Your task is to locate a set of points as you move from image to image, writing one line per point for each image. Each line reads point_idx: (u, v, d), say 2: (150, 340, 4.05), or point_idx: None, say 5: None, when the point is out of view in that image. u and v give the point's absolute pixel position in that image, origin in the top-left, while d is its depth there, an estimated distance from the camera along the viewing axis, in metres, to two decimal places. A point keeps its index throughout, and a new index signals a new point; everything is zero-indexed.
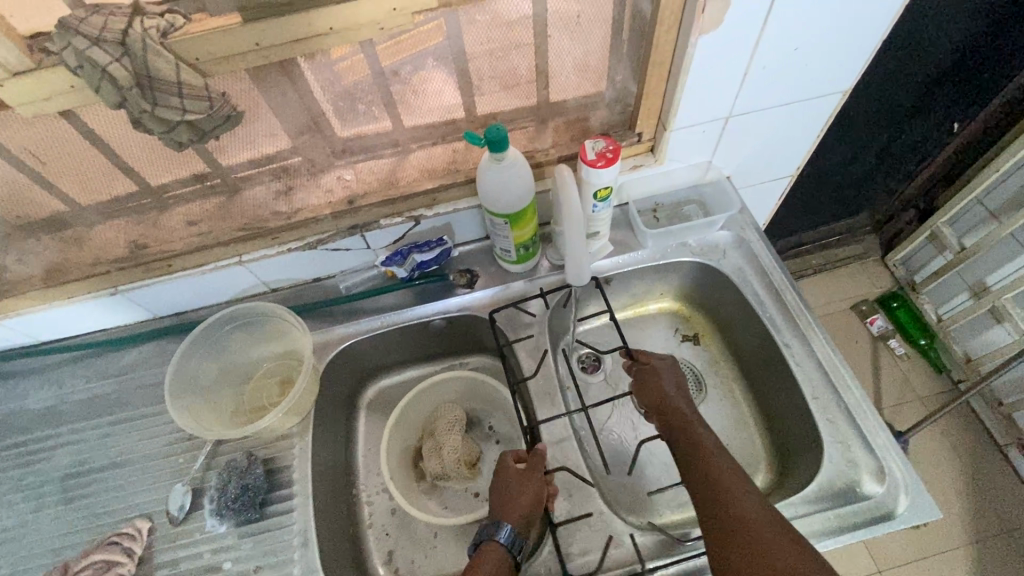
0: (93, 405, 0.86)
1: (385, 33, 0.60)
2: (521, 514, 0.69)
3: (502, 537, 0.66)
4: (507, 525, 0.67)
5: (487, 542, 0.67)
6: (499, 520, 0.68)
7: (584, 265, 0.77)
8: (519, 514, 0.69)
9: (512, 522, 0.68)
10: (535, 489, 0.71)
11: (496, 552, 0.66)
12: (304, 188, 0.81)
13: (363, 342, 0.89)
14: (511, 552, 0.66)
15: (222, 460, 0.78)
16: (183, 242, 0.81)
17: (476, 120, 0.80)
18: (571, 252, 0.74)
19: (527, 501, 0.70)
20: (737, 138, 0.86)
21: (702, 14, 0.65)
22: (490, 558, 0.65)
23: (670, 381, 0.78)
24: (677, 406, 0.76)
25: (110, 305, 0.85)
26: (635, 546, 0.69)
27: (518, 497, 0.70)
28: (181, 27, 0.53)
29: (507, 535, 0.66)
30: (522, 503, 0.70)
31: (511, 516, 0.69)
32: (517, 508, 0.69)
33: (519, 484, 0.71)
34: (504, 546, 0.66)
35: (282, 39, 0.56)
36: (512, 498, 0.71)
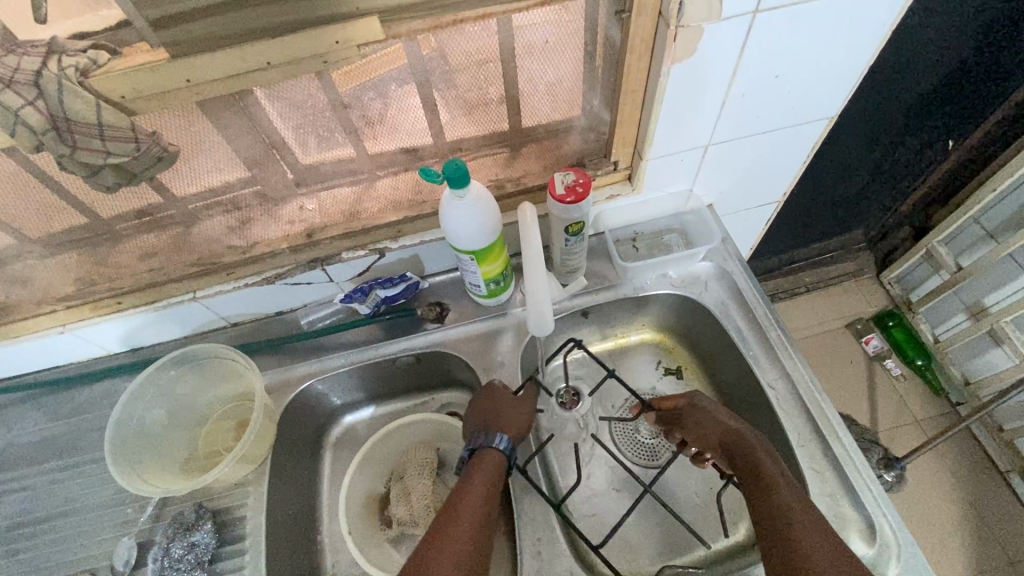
0: (41, 449, 0.82)
1: (330, 66, 0.56)
2: (516, 429, 0.71)
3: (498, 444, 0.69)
4: (503, 435, 0.69)
5: (484, 449, 0.68)
6: (493, 430, 0.70)
7: (547, 316, 0.68)
8: (515, 428, 0.71)
9: (508, 433, 0.70)
10: (528, 411, 0.74)
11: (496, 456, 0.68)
12: (260, 221, 0.77)
13: (326, 381, 0.84)
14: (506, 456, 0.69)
15: (171, 512, 0.74)
16: (134, 278, 0.77)
17: (441, 149, 0.76)
18: (531, 298, 0.66)
19: (522, 417, 0.73)
20: (719, 166, 0.81)
21: (674, 42, 0.60)
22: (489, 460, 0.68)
23: (720, 411, 0.70)
24: (737, 438, 0.67)
25: (58, 343, 0.81)
26: None
27: (513, 415, 0.73)
28: (103, 65, 0.49)
29: (506, 443, 0.69)
30: (516, 419, 0.72)
31: (505, 428, 0.71)
32: (513, 423, 0.72)
33: (512, 404, 0.73)
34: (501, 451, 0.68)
35: (216, 76, 0.52)
36: (506, 416, 0.72)
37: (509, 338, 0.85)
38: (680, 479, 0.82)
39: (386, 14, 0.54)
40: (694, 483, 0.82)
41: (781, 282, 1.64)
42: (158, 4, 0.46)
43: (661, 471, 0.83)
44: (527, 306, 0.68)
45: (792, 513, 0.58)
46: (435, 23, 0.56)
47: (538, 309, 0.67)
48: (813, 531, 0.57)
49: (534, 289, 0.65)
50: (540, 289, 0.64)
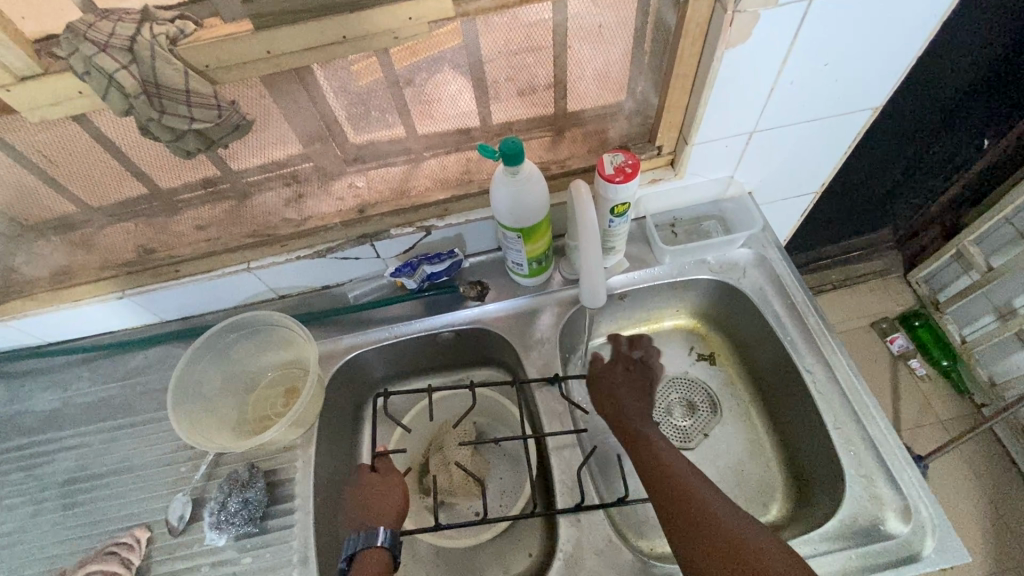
0: (97, 409, 0.85)
1: (399, 43, 0.58)
2: (394, 512, 0.68)
3: (382, 540, 0.65)
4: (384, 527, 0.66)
5: (364, 550, 0.64)
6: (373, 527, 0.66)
7: (601, 289, 0.71)
8: (392, 514, 0.68)
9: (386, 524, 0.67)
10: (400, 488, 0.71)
11: (383, 555, 0.64)
12: (314, 195, 0.79)
13: (371, 353, 0.87)
14: (392, 551, 0.65)
15: (224, 471, 0.77)
16: (191, 247, 0.80)
17: (491, 130, 0.78)
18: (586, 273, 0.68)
19: (393, 500, 0.70)
20: (761, 154, 0.83)
21: (729, 26, 0.62)
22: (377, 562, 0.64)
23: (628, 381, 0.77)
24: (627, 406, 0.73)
25: (116, 308, 0.84)
26: (637, 559, 0.68)
27: (384, 500, 0.69)
28: (190, 35, 0.52)
29: (387, 535, 0.65)
30: (387, 503, 0.69)
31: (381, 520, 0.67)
32: (387, 508, 0.69)
33: (376, 488, 0.71)
34: (386, 548, 0.65)
35: (293, 48, 0.55)
36: (374, 504, 0.69)
37: (547, 317, 0.87)
38: (710, 459, 0.84)
39: None
40: (725, 464, 0.84)
41: (806, 279, 1.64)
42: None
43: (693, 452, 0.85)
44: (580, 280, 0.70)
45: (675, 474, 0.63)
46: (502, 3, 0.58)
47: (594, 283, 0.70)
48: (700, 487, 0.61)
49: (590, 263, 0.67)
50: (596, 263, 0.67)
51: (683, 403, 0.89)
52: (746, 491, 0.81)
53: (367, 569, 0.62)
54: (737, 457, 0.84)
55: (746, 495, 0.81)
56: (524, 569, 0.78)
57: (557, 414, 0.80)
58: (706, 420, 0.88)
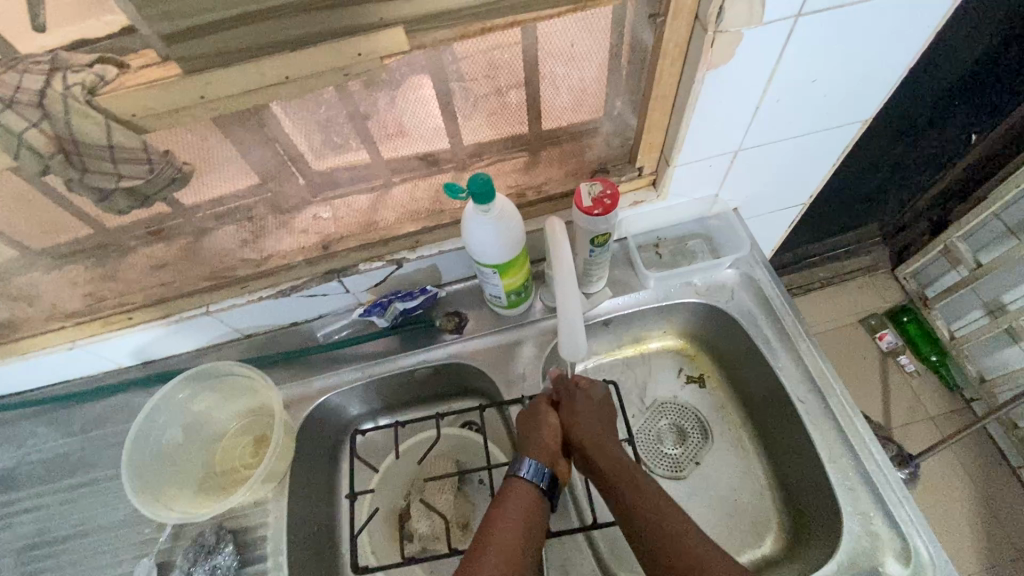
0: (54, 466, 0.80)
1: (350, 79, 0.52)
2: (547, 451, 0.69)
3: (528, 471, 0.66)
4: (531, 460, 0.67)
5: (514, 478, 0.66)
6: (520, 458, 0.67)
7: (580, 340, 0.66)
8: (544, 451, 0.68)
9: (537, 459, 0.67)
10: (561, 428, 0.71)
11: (526, 488, 0.65)
12: (273, 234, 0.74)
13: (344, 394, 0.82)
14: (537, 487, 0.65)
15: (191, 532, 0.72)
16: (145, 293, 0.75)
17: (460, 158, 0.73)
18: (564, 320, 0.64)
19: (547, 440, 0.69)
20: (747, 170, 0.79)
21: (711, 47, 0.57)
22: (520, 492, 0.64)
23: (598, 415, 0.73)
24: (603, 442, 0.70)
25: (68, 359, 0.79)
26: None
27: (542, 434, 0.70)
28: (112, 81, 0.46)
29: (534, 469, 0.66)
30: (545, 444, 0.69)
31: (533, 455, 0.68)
32: (544, 445, 0.69)
33: (535, 424, 0.71)
34: (532, 481, 0.65)
35: (230, 92, 0.49)
36: (533, 438, 0.70)
37: (530, 349, 0.83)
38: (702, 491, 0.81)
39: (411, 24, 0.50)
40: (717, 495, 0.80)
41: (794, 278, 1.61)
42: (170, 19, 0.43)
43: (685, 482, 0.82)
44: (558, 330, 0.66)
45: (652, 501, 0.64)
46: (463, 32, 0.52)
47: (574, 333, 0.65)
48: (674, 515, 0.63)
49: (567, 309, 0.64)
50: (574, 308, 0.63)
51: (674, 430, 0.86)
52: (738, 524, 0.78)
53: (510, 494, 0.64)
54: (730, 486, 0.81)
55: (739, 528, 0.79)
56: None
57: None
58: (697, 448, 0.84)
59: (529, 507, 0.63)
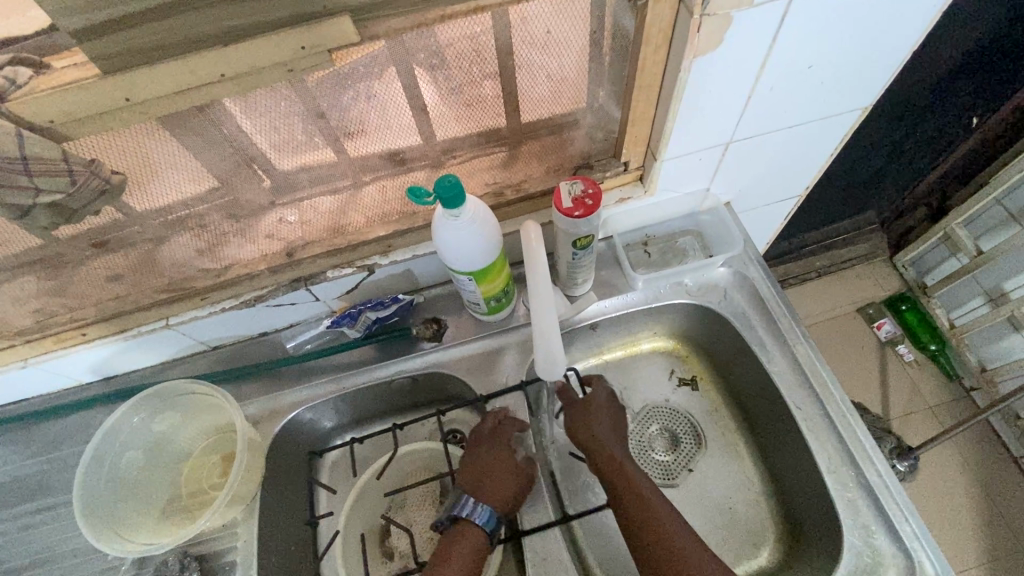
0: (11, 491, 0.76)
1: (297, 75, 0.47)
2: (505, 494, 0.65)
3: (482, 519, 0.63)
4: (488, 508, 0.64)
5: (466, 521, 0.63)
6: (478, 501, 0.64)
7: (558, 362, 0.62)
8: (502, 495, 0.65)
9: (493, 504, 0.64)
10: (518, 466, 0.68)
11: (477, 534, 0.63)
12: (233, 242, 0.69)
13: (318, 407, 0.78)
14: (489, 534, 0.63)
15: (154, 561, 0.69)
16: (98, 307, 0.70)
17: (431, 157, 0.68)
18: (541, 340, 0.59)
19: (507, 484, 0.66)
20: (740, 163, 0.74)
21: (697, 32, 0.52)
22: (471, 542, 0.62)
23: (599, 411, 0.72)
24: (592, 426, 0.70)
25: (20, 378, 0.74)
26: None
27: (502, 474, 0.67)
28: (24, 84, 0.41)
29: (489, 517, 0.63)
30: (506, 487, 0.66)
31: (490, 499, 0.65)
32: (503, 489, 0.66)
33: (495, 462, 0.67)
34: (483, 527, 0.63)
35: (160, 92, 0.44)
36: (491, 477, 0.66)
37: (512, 356, 0.78)
38: (695, 499, 0.77)
39: (360, 13, 0.44)
40: (710, 503, 0.77)
41: (790, 268, 1.57)
42: (80, 13, 0.37)
43: (677, 490, 0.78)
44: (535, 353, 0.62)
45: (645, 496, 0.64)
46: (420, 20, 0.47)
47: (549, 347, 0.60)
48: (651, 493, 0.64)
49: (543, 329, 0.59)
50: (548, 328, 0.58)
51: (666, 436, 0.82)
52: (735, 533, 0.75)
53: (459, 543, 0.62)
54: (725, 495, 0.78)
55: (735, 537, 0.75)
56: None
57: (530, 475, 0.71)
58: (690, 454, 0.81)
59: (479, 554, 0.62)
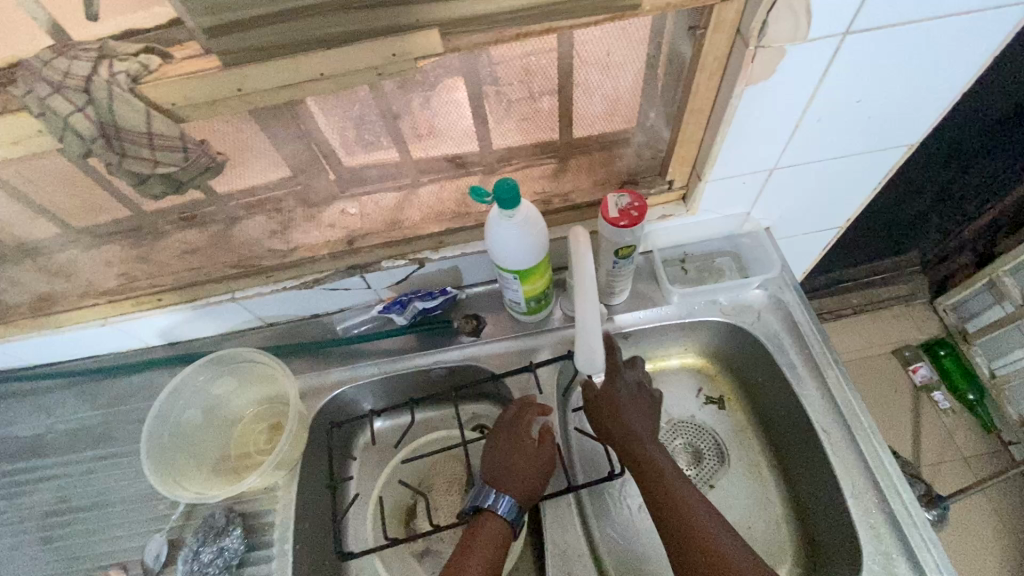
0: (78, 437, 0.83)
1: (384, 78, 0.53)
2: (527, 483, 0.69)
3: (504, 510, 0.67)
4: (510, 497, 0.68)
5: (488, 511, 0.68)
6: (499, 493, 0.68)
7: (597, 351, 0.64)
8: (524, 484, 0.69)
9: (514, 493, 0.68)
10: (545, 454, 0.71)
11: (498, 522, 0.67)
12: (300, 226, 0.76)
13: (359, 388, 0.83)
14: (512, 522, 0.67)
15: (202, 512, 0.74)
16: (174, 276, 0.77)
17: (489, 162, 0.73)
18: (583, 330, 0.63)
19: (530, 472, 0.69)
20: (783, 190, 0.77)
21: (751, 63, 0.56)
22: (491, 529, 0.67)
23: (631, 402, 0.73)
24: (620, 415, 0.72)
25: (98, 335, 0.82)
26: None
27: (523, 462, 0.70)
28: (154, 70, 0.47)
29: (509, 507, 0.67)
30: (528, 476, 0.69)
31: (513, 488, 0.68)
32: (523, 477, 0.70)
33: (516, 452, 0.71)
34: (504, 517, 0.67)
35: (267, 85, 0.50)
36: (515, 469, 0.70)
37: (546, 355, 0.82)
38: None
39: (447, 26, 0.50)
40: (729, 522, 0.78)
41: (825, 303, 1.56)
42: (214, 13, 0.43)
43: None
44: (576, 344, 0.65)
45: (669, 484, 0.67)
46: (497, 36, 0.51)
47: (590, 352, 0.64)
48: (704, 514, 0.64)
49: (584, 319, 0.62)
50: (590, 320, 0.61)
51: (689, 451, 0.84)
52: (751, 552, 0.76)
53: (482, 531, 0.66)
54: (743, 512, 0.79)
55: None
56: None
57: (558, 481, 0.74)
58: (712, 471, 0.82)
59: (500, 540, 0.66)
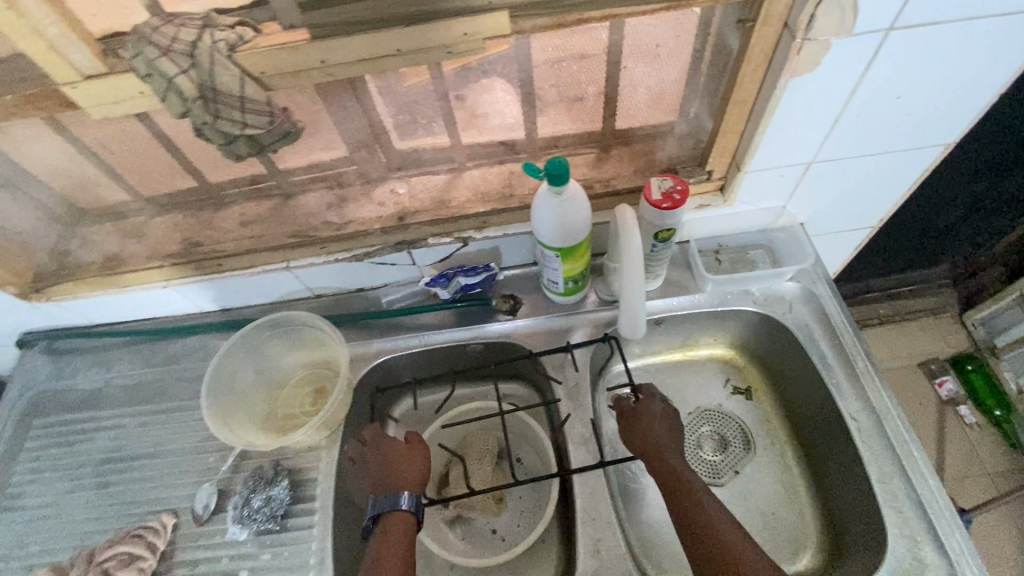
0: (134, 392, 0.88)
1: (453, 57, 0.57)
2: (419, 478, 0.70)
3: (406, 502, 0.67)
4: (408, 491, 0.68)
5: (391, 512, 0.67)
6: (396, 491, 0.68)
7: (639, 320, 0.76)
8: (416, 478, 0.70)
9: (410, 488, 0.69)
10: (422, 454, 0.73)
11: (405, 518, 0.67)
12: (355, 199, 0.82)
13: (399, 359, 0.87)
14: (415, 514, 0.67)
15: (250, 465, 0.79)
16: (234, 243, 0.82)
17: (536, 146, 0.77)
18: (627, 301, 0.73)
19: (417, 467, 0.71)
20: (818, 186, 0.79)
21: (797, 54, 0.59)
22: (398, 526, 0.66)
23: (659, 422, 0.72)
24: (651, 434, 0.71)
25: (159, 297, 0.87)
26: None
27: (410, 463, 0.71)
28: (248, 41, 0.52)
29: (409, 498, 0.68)
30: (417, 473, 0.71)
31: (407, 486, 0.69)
32: (412, 474, 0.71)
33: (400, 454, 0.72)
34: (409, 510, 0.67)
35: (348, 59, 0.54)
36: (398, 469, 0.71)
37: (580, 336, 0.85)
38: (739, 497, 0.81)
39: (515, 9, 0.54)
40: (753, 509, 0.80)
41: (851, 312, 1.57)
42: None
43: (722, 489, 0.81)
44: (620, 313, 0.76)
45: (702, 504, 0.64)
46: (560, 21, 0.55)
47: (633, 314, 0.75)
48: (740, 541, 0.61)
49: (630, 291, 0.72)
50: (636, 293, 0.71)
51: (715, 438, 0.86)
52: (775, 538, 0.77)
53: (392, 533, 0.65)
54: (768, 498, 0.80)
55: (774, 542, 0.78)
56: None
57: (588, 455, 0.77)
58: (737, 458, 0.84)
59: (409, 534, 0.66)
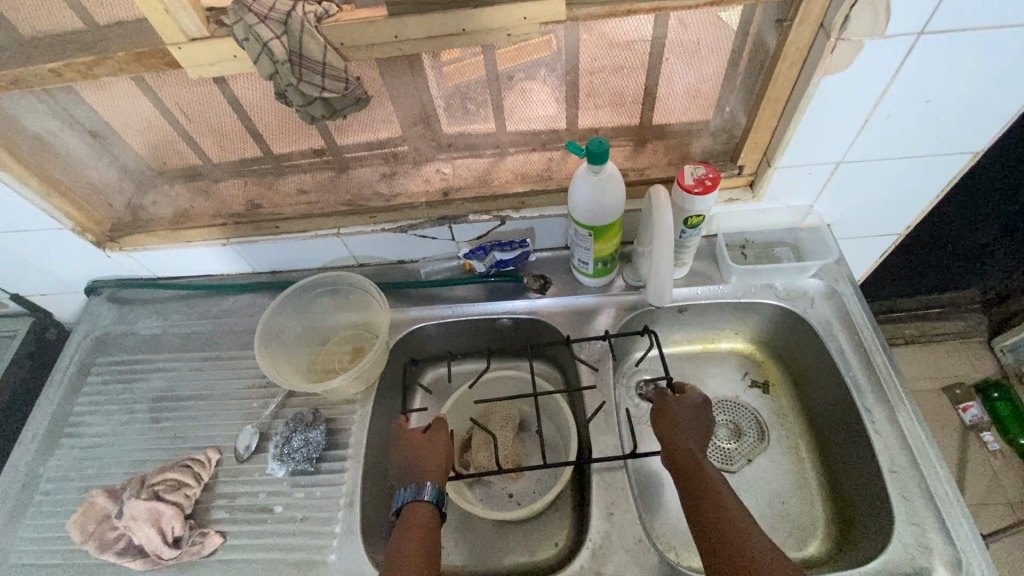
0: (188, 340, 0.95)
1: (511, 39, 0.63)
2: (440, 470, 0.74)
3: (428, 495, 0.70)
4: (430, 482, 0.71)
5: (413, 502, 0.70)
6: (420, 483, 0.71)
7: (665, 290, 0.81)
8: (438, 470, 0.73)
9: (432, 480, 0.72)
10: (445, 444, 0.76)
11: (426, 507, 0.70)
12: (404, 174, 0.88)
13: (432, 326, 0.92)
14: (437, 505, 0.70)
15: (290, 411, 0.85)
16: (291, 208, 0.89)
17: (577, 133, 0.82)
18: (655, 270, 0.78)
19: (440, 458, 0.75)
20: (847, 186, 0.82)
21: (831, 53, 0.63)
22: (421, 515, 0.69)
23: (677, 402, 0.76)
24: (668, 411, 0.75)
25: (218, 253, 0.94)
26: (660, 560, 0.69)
27: (431, 456, 0.75)
28: (332, 15, 0.60)
29: (432, 491, 0.71)
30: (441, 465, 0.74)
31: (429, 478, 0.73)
32: (432, 467, 0.74)
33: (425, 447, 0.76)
34: (431, 501, 0.70)
35: (417, 36, 0.61)
36: (423, 460, 0.74)
37: (606, 316, 0.89)
38: (751, 482, 0.83)
39: None
40: (764, 496, 0.81)
41: None
42: None
43: (734, 475, 0.84)
44: (647, 281, 0.82)
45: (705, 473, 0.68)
46: (612, 10, 0.61)
47: (660, 284, 0.80)
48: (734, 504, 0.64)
49: (659, 262, 0.77)
50: (665, 265, 0.76)
51: (730, 426, 0.88)
52: (785, 524, 0.79)
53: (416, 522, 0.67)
54: (779, 487, 0.83)
55: (784, 528, 0.79)
56: (549, 557, 0.79)
57: (607, 427, 0.80)
58: (751, 446, 0.86)
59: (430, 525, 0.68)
